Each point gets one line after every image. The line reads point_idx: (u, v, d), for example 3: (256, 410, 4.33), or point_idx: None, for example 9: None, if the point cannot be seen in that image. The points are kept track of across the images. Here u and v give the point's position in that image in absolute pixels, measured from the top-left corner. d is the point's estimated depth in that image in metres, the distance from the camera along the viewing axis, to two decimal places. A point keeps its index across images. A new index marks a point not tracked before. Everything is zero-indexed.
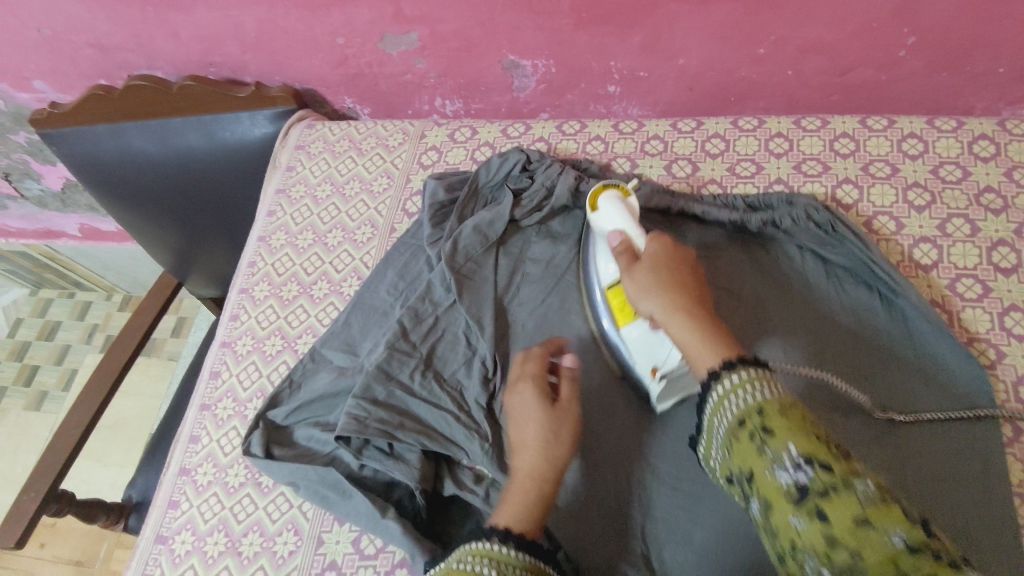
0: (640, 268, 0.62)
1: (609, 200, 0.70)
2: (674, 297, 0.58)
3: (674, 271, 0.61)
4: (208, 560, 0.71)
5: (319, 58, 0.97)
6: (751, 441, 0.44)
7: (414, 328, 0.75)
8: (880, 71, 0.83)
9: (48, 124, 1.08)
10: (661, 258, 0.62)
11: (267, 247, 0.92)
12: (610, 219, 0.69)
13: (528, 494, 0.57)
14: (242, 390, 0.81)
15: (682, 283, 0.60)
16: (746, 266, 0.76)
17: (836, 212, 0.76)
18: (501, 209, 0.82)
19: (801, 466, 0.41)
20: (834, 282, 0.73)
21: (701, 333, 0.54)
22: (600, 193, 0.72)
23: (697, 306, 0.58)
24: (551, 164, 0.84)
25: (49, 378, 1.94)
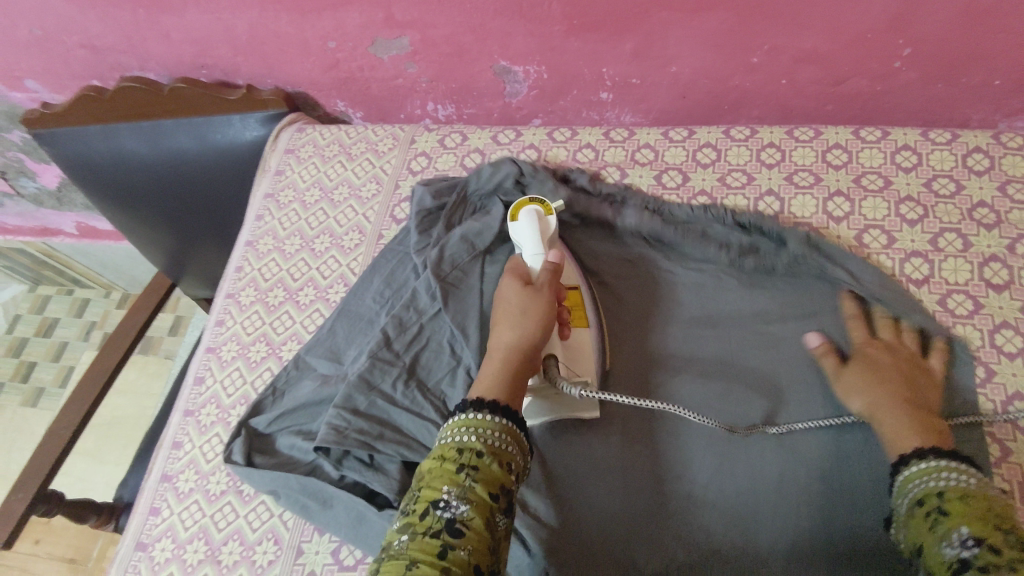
0: (847, 368, 0.65)
1: (527, 216, 0.74)
2: (882, 395, 0.61)
3: (884, 364, 0.64)
4: (187, 568, 0.71)
5: (310, 62, 0.97)
6: (925, 518, 0.53)
7: (397, 337, 0.75)
8: (874, 82, 0.82)
9: (39, 124, 1.07)
10: (872, 355, 0.65)
11: (255, 253, 0.92)
12: (523, 235, 0.74)
13: (511, 365, 0.60)
14: (226, 396, 0.81)
15: (886, 376, 0.63)
16: (746, 290, 0.75)
17: (822, 230, 0.76)
18: (491, 221, 0.81)
19: (971, 544, 0.49)
20: (829, 299, 0.72)
21: (907, 421, 0.59)
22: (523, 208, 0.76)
23: (904, 401, 0.61)
24: (546, 180, 0.83)
25: (45, 375, 1.94)
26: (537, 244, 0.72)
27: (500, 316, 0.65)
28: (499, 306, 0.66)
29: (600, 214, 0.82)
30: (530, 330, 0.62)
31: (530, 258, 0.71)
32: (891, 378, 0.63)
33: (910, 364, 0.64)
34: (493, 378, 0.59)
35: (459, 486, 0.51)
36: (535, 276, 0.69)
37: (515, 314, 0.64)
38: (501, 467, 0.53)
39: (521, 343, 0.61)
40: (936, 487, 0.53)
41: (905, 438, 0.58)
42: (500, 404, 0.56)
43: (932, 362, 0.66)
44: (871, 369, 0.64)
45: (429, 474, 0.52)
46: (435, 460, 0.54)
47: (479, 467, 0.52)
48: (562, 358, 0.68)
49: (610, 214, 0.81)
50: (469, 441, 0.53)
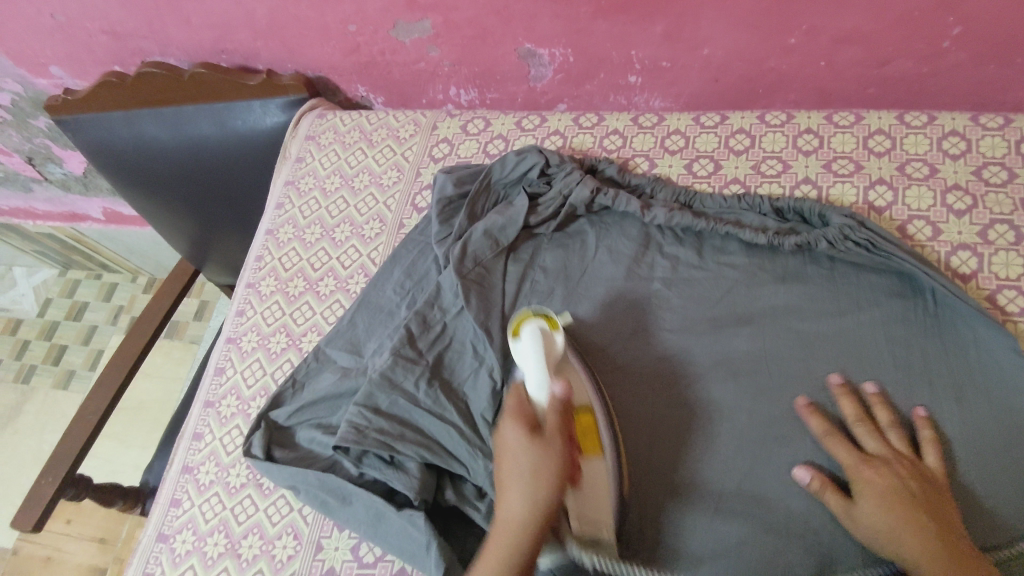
0: (857, 507, 0.57)
1: (528, 337, 0.64)
2: (916, 547, 0.53)
3: (888, 496, 0.56)
4: (207, 561, 0.70)
5: (330, 46, 0.94)
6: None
7: (420, 335, 0.73)
8: (921, 63, 0.77)
9: (64, 110, 1.07)
10: (878, 484, 0.56)
11: (275, 241, 0.91)
12: (525, 358, 0.63)
13: (519, 548, 0.53)
14: (246, 387, 0.80)
15: (906, 519, 0.54)
16: (786, 286, 0.71)
17: (863, 220, 0.71)
18: (515, 215, 0.79)
19: None
20: (869, 295, 0.68)
21: None
22: (522, 328, 0.65)
23: (937, 552, 0.52)
24: (571, 171, 0.80)
25: (75, 358, 1.97)
26: (541, 370, 0.62)
27: (506, 476, 0.57)
28: (503, 461, 0.58)
29: (627, 209, 0.78)
30: (540, 499, 0.55)
31: (535, 393, 0.61)
32: (913, 517, 0.54)
33: (917, 479, 0.56)
34: (500, 560, 0.53)
35: None
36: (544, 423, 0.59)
37: (524, 477, 0.56)
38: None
39: (531, 517, 0.54)
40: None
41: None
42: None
43: (929, 461, 0.58)
44: (886, 505, 0.55)
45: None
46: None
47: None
48: (574, 506, 0.60)
49: (637, 210, 0.77)
50: None
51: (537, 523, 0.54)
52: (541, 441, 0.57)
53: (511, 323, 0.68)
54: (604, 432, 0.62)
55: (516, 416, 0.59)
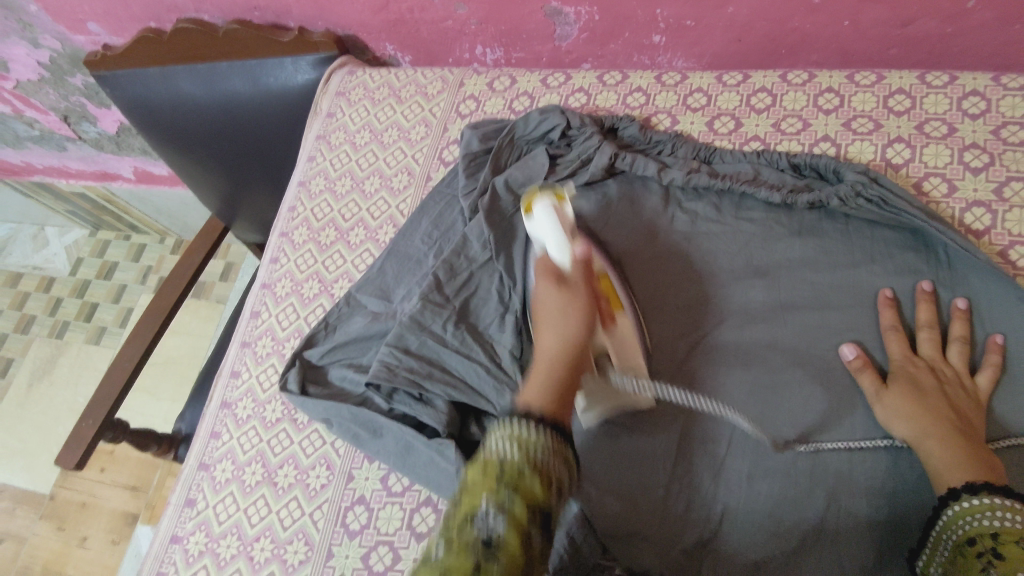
0: (888, 391, 0.62)
1: (542, 208, 0.66)
2: (931, 427, 0.58)
3: (923, 383, 0.61)
4: (246, 488, 0.75)
5: (360, 3, 0.97)
6: (976, 560, 0.50)
7: (449, 282, 0.76)
8: (945, 23, 0.78)
9: (102, 65, 1.11)
10: (915, 375, 0.62)
11: (308, 193, 0.94)
12: (543, 229, 0.65)
13: (558, 371, 0.51)
14: (281, 329, 0.84)
15: (932, 406, 0.59)
16: (801, 241, 0.73)
17: (879, 176, 0.73)
18: (536, 173, 0.82)
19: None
20: (881, 248, 0.71)
21: (955, 458, 0.56)
22: (536, 199, 0.68)
23: (955, 435, 0.57)
24: (590, 134, 0.83)
25: (106, 315, 2.04)
26: (557, 239, 0.64)
27: (540, 325, 0.56)
28: (535, 313, 0.59)
29: (644, 172, 0.80)
30: (574, 332, 0.54)
31: (556, 255, 0.63)
32: (940, 406, 0.59)
33: (958, 387, 0.61)
34: (546, 379, 0.50)
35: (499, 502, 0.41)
36: (567, 271, 0.61)
37: (554, 314, 0.56)
38: (546, 485, 0.42)
39: (564, 346, 0.53)
40: (987, 527, 0.51)
41: (958, 477, 0.55)
42: (547, 414, 0.46)
43: (979, 381, 0.61)
44: (917, 395, 0.60)
45: (471, 482, 0.43)
46: (476, 470, 0.43)
47: (520, 481, 0.42)
48: (613, 353, 0.64)
49: (655, 173, 0.79)
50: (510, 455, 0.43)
51: (576, 349, 0.54)
52: (565, 283, 0.59)
53: (523, 203, 0.71)
54: (621, 295, 0.68)
55: (546, 281, 0.59)
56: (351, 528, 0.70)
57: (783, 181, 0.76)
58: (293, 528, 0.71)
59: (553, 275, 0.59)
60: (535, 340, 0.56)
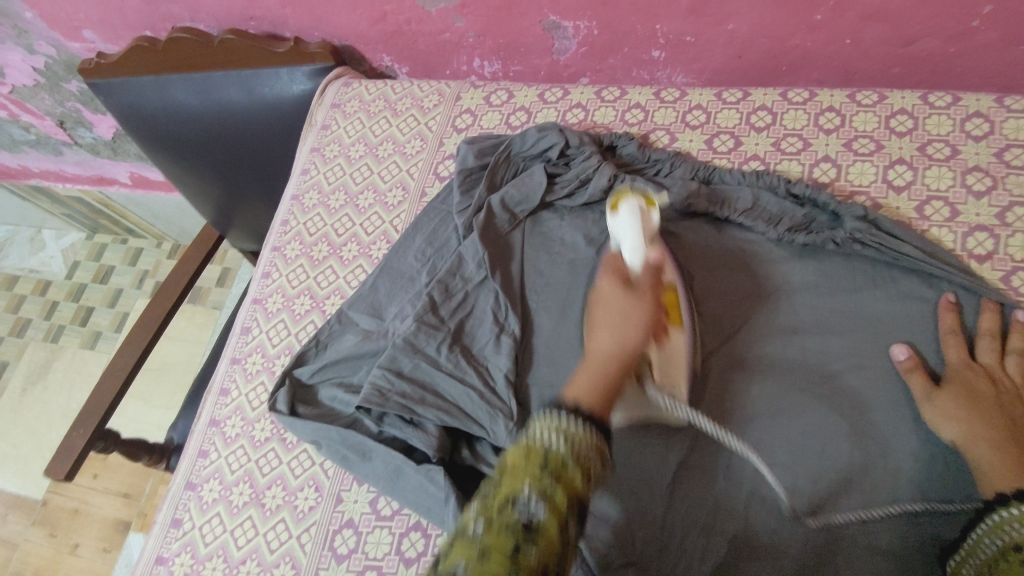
0: (939, 393, 0.61)
1: (627, 209, 0.68)
2: (981, 432, 0.57)
3: (979, 391, 0.60)
4: (233, 509, 0.74)
5: (357, 14, 0.95)
6: (1013, 565, 0.51)
7: (443, 302, 0.75)
8: (949, 42, 0.77)
9: (97, 74, 1.10)
10: (969, 380, 0.61)
11: (301, 207, 0.93)
12: (622, 232, 0.67)
13: (605, 373, 0.52)
14: (272, 346, 0.83)
15: (982, 411, 0.58)
16: (801, 263, 0.72)
17: (879, 214, 0.71)
18: (533, 193, 0.81)
19: None
20: (881, 279, 0.69)
21: (1005, 465, 0.55)
22: (624, 199, 0.69)
23: (1005, 442, 0.56)
24: (589, 153, 0.81)
25: (102, 319, 2.03)
26: (634, 239, 0.66)
27: (597, 320, 0.57)
28: (597, 307, 0.58)
29: None
30: (633, 336, 0.55)
31: (629, 255, 0.65)
32: (993, 413, 0.58)
33: (1014, 398, 0.59)
34: (595, 375, 0.52)
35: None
36: (636, 279, 0.61)
37: (613, 317, 0.56)
38: (585, 480, 0.44)
39: (621, 348, 0.54)
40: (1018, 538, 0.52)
41: (1007, 481, 0.54)
42: (587, 409, 0.48)
43: None
44: (968, 400, 0.59)
45: (512, 467, 0.44)
46: (518, 453, 0.45)
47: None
48: (656, 364, 0.62)
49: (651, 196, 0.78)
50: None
51: (625, 364, 0.53)
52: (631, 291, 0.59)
53: (609, 205, 0.72)
54: (683, 310, 0.66)
55: (611, 287, 0.59)
56: (339, 552, 0.68)
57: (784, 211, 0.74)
58: (280, 551, 0.70)
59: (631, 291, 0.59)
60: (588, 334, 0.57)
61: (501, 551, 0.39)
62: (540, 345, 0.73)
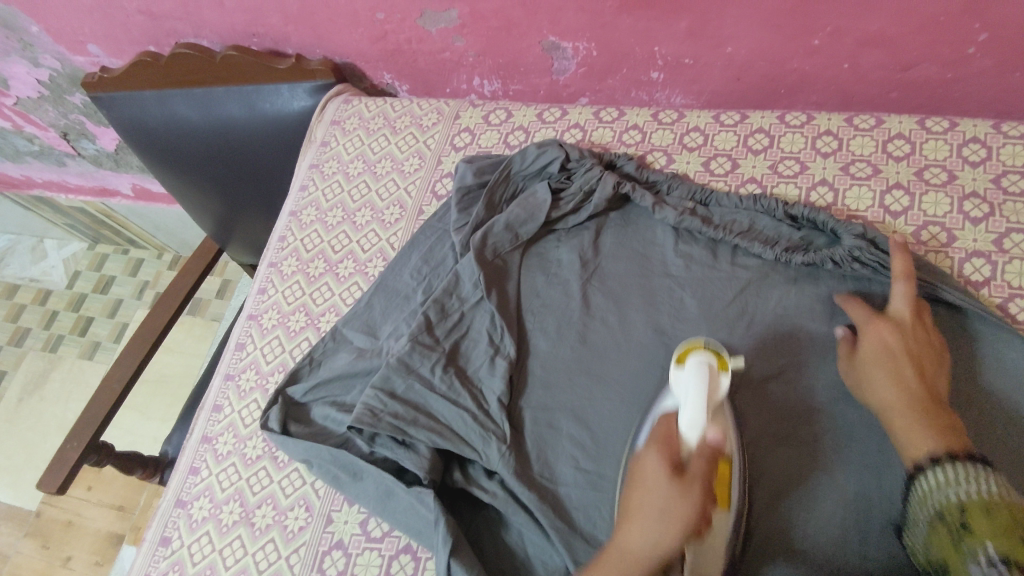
0: (859, 363, 0.63)
1: (693, 369, 0.58)
2: (889, 395, 0.59)
3: (890, 344, 0.61)
4: (223, 528, 0.73)
5: (358, 33, 0.96)
6: (951, 531, 0.49)
7: (439, 322, 0.75)
8: (945, 68, 0.77)
9: (99, 87, 1.10)
10: (880, 337, 0.62)
11: (298, 223, 0.93)
12: (685, 390, 0.57)
13: None
14: (266, 362, 0.83)
15: (897, 371, 0.60)
16: (796, 289, 0.71)
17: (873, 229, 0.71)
18: (538, 211, 0.80)
19: (995, 563, 0.45)
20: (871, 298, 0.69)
21: (921, 427, 0.56)
22: (693, 354, 0.60)
23: (919, 406, 0.57)
24: (591, 167, 0.82)
25: (101, 330, 2.03)
26: (695, 403, 0.55)
27: (636, 504, 0.53)
28: (637, 490, 0.53)
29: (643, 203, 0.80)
30: (668, 543, 0.50)
31: (685, 429, 0.54)
32: (902, 368, 0.60)
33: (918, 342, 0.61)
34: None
35: None
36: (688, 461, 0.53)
37: (652, 513, 0.51)
38: None
39: (654, 559, 0.50)
40: (956, 501, 0.50)
41: (925, 446, 0.55)
42: None
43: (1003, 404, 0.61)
44: (881, 360, 0.61)
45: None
46: None
47: None
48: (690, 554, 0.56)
49: (652, 205, 0.78)
50: None
51: None
52: (683, 478, 0.52)
53: (676, 353, 0.62)
54: (735, 486, 0.58)
55: (660, 464, 0.53)
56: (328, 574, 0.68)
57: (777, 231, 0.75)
58: (269, 572, 0.69)
59: (688, 476, 0.51)
60: (623, 527, 0.53)
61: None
62: (536, 367, 0.73)
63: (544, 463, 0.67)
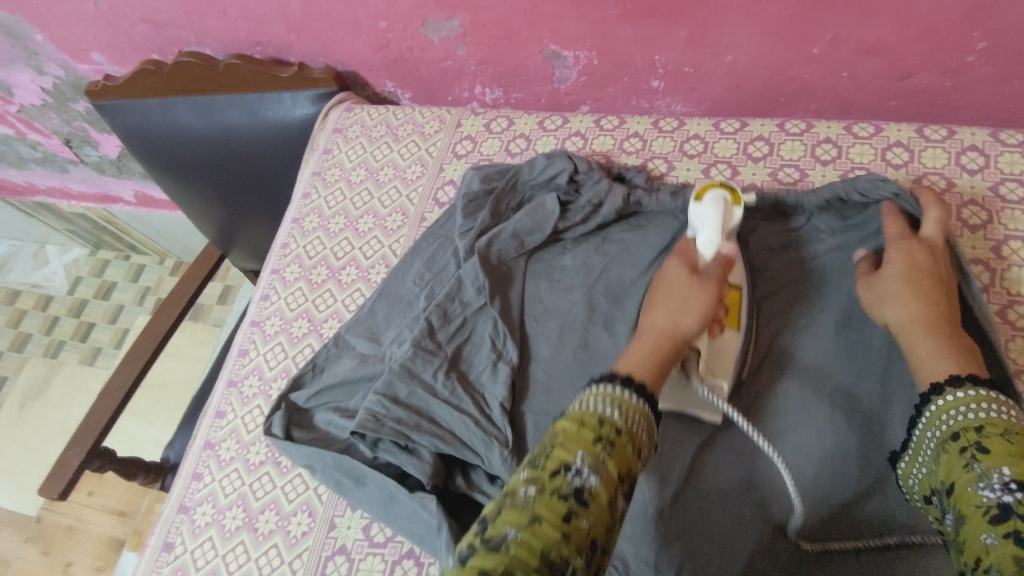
0: (882, 280, 0.63)
1: (710, 202, 0.69)
2: (910, 312, 0.59)
3: (920, 266, 0.61)
4: (226, 534, 0.73)
5: (361, 41, 0.97)
6: (961, 454, 0.49)
7: (441, 328, 0.75)
8: (944, 77, 0.78)
9: (103, 95, 1.11)
10: (912, 258, 0.62)
11: (301, 230, 0.94)
12: (702, 220, 0.69)
13: (659, 347, 0.58)
14: (268, 369, 0.83)
15: (920, 295, 0.59)
16: (797, 291, 0.72)
17: (852, 182, 0.73)
18: (546, 222, 0.80)
19: (1010, 486, 0.44)
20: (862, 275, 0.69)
21: (937, 348, 0.56)
22: (710, 190, 0.71)
23: (936, 325, 0.57)
24: (600, 179, 0.82)
25: (102, 336, 2.03)
26: (714, 227, 0.67)
27: (659, 298, 0.63)
28: (660, 291, 0.64)
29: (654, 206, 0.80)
30: (688, 319, 0.60)
31: (703, 245, 0.67)
32: (928, 291, 0.60)
33: (943, 276, 0.61)
34: (644, 352, 0.57)
35: (593, 455, 0.45)
36: (704, 266, 0.65)
37: (672, 300, 0.62)
38: (635, 452, 0.47)
39: (676, 328, 0.60)
40: (974, 420, 0.49)
41: (934, 366, 0.55)
42: (645, 382, 0.52)
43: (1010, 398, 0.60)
44: (909, 279, 0.61)
45: (565, 433, 0.47)
46: (570, 421, 0.48)
47: (614, 443, 0.46)
48: (704, 356, 0.65)
49: (665, 199, 0.80)
50: (609, 416, 0.48)
51: (676, 342, 0.59)
52: (699, 277, 0.63)
53: (695, 190, 0.73)
54: (745, 313, 0.68)
55: (682, 271, 0.65)
56: None
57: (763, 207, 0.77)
58: None
59: (706, 278, 0.64)
60: (647, 314, 0.63)
61: (554, 515, 0.42)
62: (538, 374, 0.73)
63: None
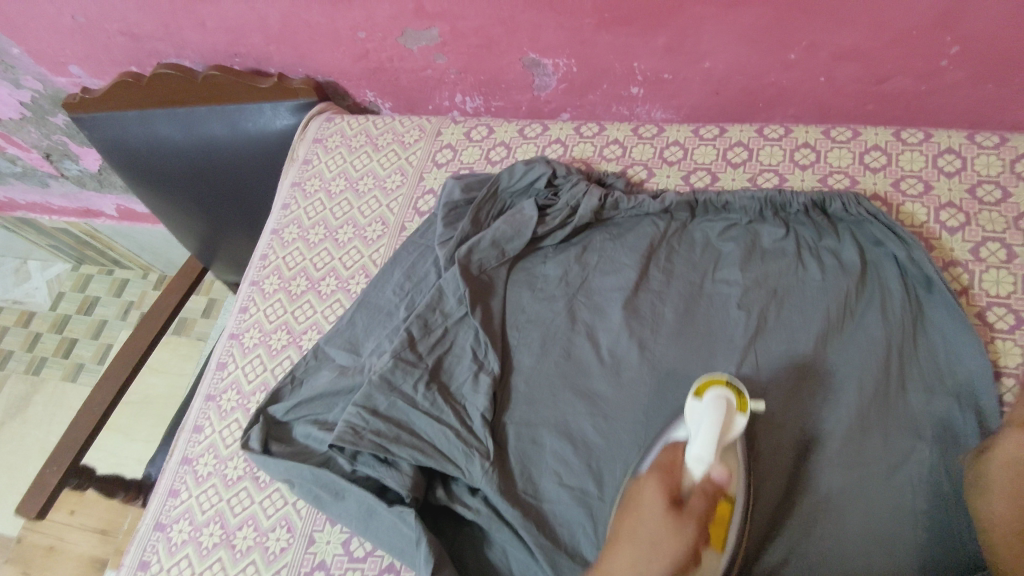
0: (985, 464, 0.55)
1: (711, 402, 0.57)
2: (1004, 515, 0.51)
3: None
4: (202, 551, 0.72)
5: (341, 52, 0.97)
6: None
7: (421, 338, 0.74)
8: (921, 81, 0.78)
9: (81, 108, 1.10)
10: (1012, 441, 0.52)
11: (281, 241, 0.93)
12: (698, 422, 0.57)
13: None
14: (247, 382, 0.82)
15: (1017, 492, 0.51)
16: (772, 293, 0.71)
17: (831, 194, 0.75)
18: (524, 227, 0.79)
19: None
20: (840, 277, 0.70)
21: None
22: (712, 386, 0.59)
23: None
24: (577, 182, 0.82)
25: (84, 351, 2.00)
26: (707, 440, 0.55)
27: (627, 530, 0.53)
28: (632, 514, 0.54)
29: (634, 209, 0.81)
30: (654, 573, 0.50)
31: (691, 462, 0.55)
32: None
33: None
34: None
35: None
36: (688, 499, 0.54)
37: (642, 543, 0.51)
38: None
39: None
40: None
41: None
42: None
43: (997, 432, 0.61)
44: (1007, 474, 0.52)
45: None
46: None
47: None
48: None
49: (646, 202, 0.80)
50: None
51: None
52: (678, 511, 0.53)
53: (695, 381, 0.61)
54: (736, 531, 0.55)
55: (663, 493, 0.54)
56: None
57: (744, 212, 0.77)
58: None
59: (687, 515, 0.53)
60: (610, 549, 0.53)
61: None
62: (519, 384, 0.72)
63: (528, 480, 0.66)
